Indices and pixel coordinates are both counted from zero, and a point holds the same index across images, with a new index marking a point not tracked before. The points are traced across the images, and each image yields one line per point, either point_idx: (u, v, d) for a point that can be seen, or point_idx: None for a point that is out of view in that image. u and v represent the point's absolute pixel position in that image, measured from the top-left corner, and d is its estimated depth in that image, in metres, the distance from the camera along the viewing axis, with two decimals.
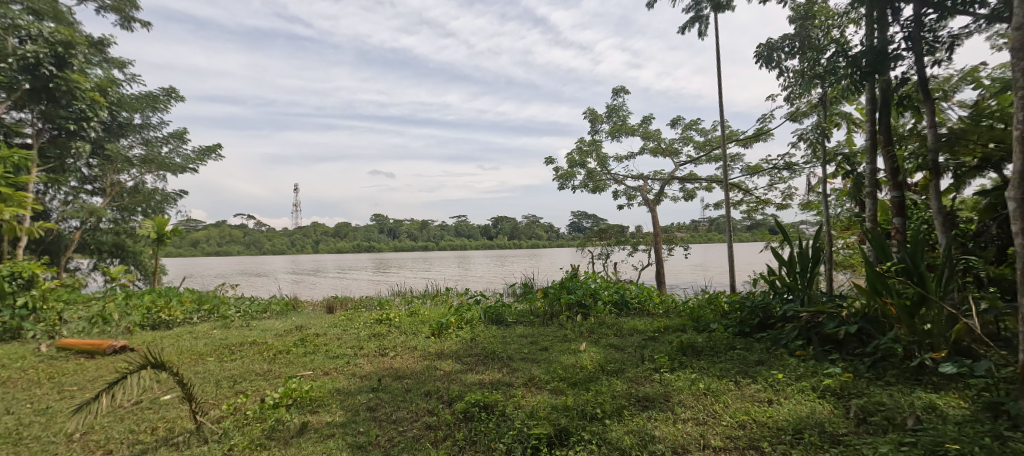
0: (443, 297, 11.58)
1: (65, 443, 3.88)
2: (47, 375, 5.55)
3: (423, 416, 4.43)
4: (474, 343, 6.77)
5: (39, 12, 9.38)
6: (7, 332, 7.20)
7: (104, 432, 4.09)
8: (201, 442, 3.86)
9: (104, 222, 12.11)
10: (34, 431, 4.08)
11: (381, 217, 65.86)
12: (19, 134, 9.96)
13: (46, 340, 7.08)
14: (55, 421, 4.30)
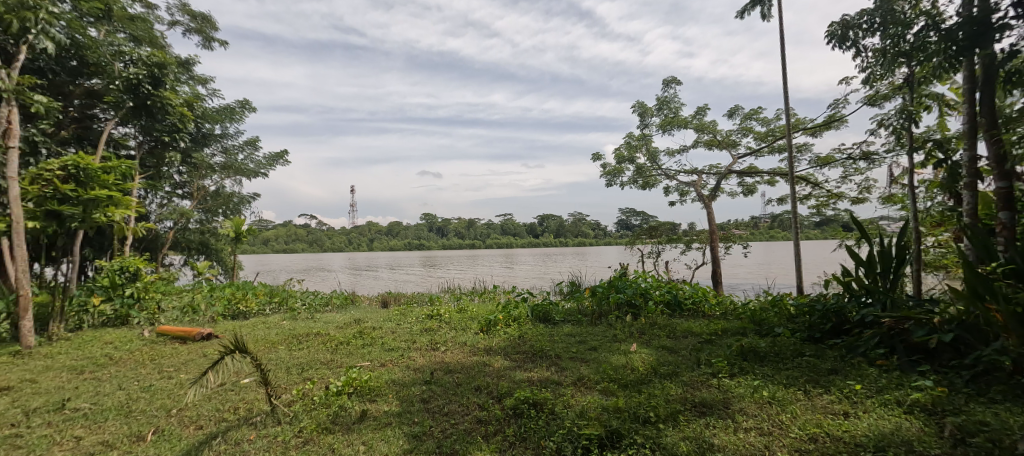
0: (490, 294, 11.66)
1: (164, 417, 4.29)
2: (149, 357, 6.16)
3: (474, 410, 4.45)
4: (523, 340, 6.72)
5: (139, 38, 10.47)
6: (117, 318, 8.21)
7: (196, 409, 4.47)
8: (275, 424, 4.12)
9: (191, 223, 13.29)
10: (141, 406, 4.53)
11: (430, 217, 67.80)
12: (125, 146, 11.04)
13: (144, 327, 7.90)
14: (158, 397, 4.75)
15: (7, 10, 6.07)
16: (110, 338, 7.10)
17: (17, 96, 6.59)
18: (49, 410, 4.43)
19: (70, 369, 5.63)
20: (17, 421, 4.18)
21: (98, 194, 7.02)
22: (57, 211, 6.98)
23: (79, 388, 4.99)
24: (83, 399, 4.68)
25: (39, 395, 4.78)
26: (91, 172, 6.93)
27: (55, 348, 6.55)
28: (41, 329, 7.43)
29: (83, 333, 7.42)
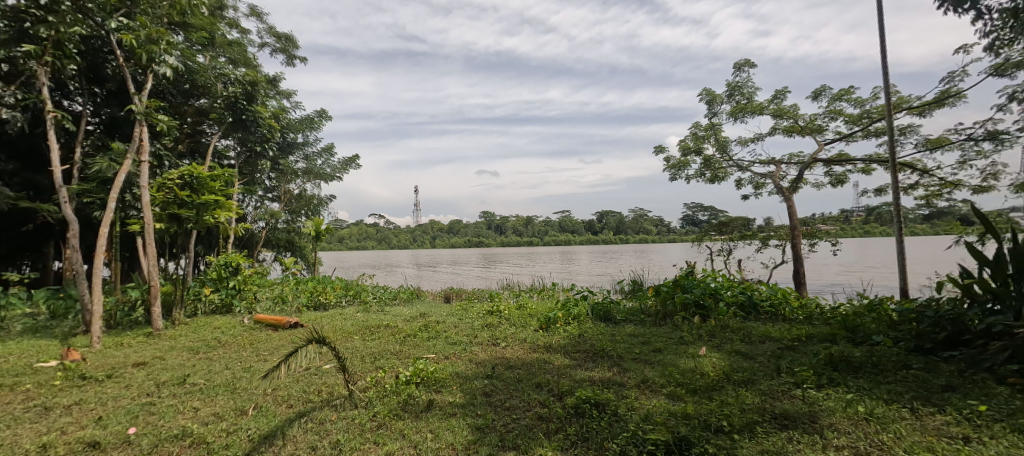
0: (550, 292, 11.55)
1: (262, 395, 4.66)
2: (249, 342, 6.76)
3: (535, 406, 4.36)
4: (583, 339, 6.54)
5: (236, 60, 11.54)
6: (224, 306, 9.21)
7: (286, 389, 4.80)
8: (353, 407, 4.32)
9: (280, 222, 14.55)
10: (244, 384, 4.96)
11: (489, 214, 68.88)
12: (225, 157, 12.35)
13: (244, 316, 8.74)
14: (258, 376, 5.18)
15: (138, 44, 6.88)
16: (218, 324, 7.93)
17: (146, 117, 7.42)
18: (174, 383, 4.99)
19: (189, 349, 6.34)
20: (151, 391, 4.75)
21: (207, 199, 7.83)
22: (176, 214, 7.93)
23: (194, 366, 5.58)
24: (199, 376, 5.22)
25: (167, 371, 5.41)
26: (200, 179, 7.76)
27: (177, 331, 7.43)
28: (166, 315, 8.49)
29: (198, 319, 8.37)
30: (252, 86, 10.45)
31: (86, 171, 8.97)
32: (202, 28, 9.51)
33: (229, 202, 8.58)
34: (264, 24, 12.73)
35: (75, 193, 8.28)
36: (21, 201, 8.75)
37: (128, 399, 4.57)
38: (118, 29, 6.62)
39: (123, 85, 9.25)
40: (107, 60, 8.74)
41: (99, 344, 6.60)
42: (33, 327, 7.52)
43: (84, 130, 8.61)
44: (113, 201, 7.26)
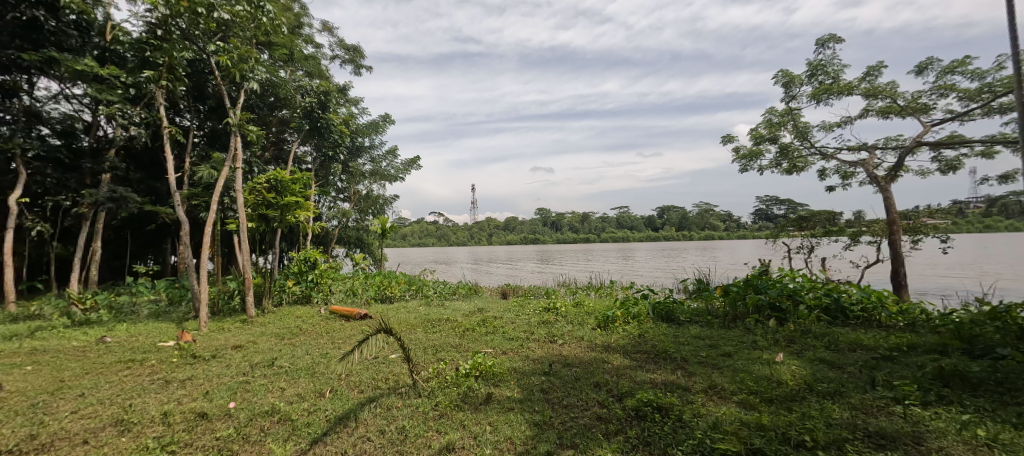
0: (608, 290, 11.19)
1: (337, 379, 4.89)
2: (325, 330, 7.19)
3: (593, 406, 4.19)
4: (644, 339, 6.21)
5: (311, 72, 12.28)
6: (303, 297, 9.91)
7: (358, 375, 5.00)
8: (416, 395, 4.41)
9: (350, 221, 15.39)
10: (322, 368, 5.23)
11: (544, 211, 68.59)
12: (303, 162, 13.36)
13: (321, 307, 9.33)
14: (334, 362, 5.45)
15: (231, 64, 7.54)
16: (300, 314, 8.51)
17: (239, 129, 8.08)
18: (264, 365, 5.38)
19: (276, 335, 6.86)
20: (247, 371, 5.17)
21: (289, 200, 8.42)
22: (264, 214, 8.62)
23: (281, 350, 6.01)
24: (284, 359, 5.61)
25: (259, 353, 5.87)
26: (283, 183, 8.37)
27: (266, 318, 8.10)
28: (257, 303, 9.30)
29: (283, 309, 9.07)
30: (325, 96, 11.12)
31: (193, 178, 10.10)
32: (283, 45, 10.25)
33: (307, 203, 9.20)
34: (334, 37, 13.49)
35: (185, 197, 9.31)
36: (145, 205, 10.00)
37: (228, 376, 5.00)
38: (215, 52, 7.29)
39: (221, 100, 10.27)
40: (208, 80, 9.65)
41: (205, 328, 7.35)
42: (155, 312, 8.52)
43: (191, 142, 9.64)
44: (214, 204, 8.06)
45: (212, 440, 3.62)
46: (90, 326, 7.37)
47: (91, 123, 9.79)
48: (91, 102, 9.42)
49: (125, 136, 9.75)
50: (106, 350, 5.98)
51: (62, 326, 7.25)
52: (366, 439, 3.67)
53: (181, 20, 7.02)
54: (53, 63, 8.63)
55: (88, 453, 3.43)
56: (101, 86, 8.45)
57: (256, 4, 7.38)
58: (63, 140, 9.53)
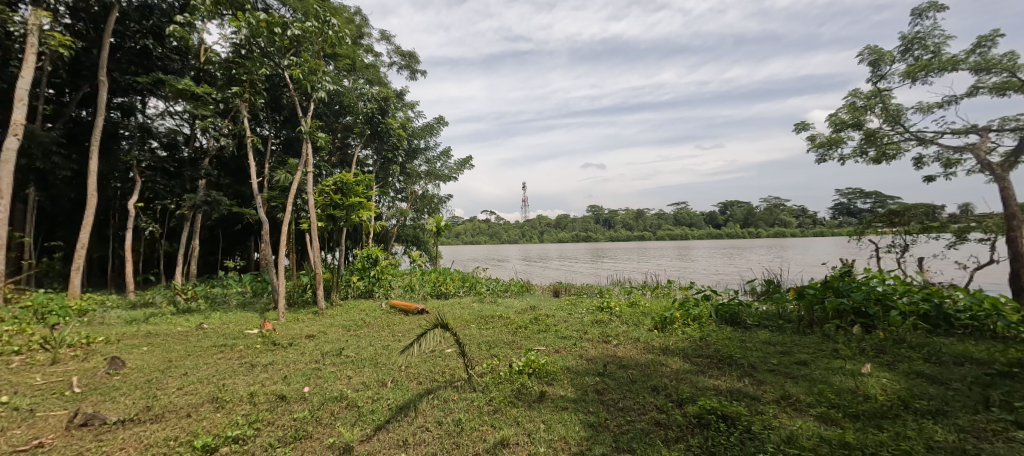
0: (665, 290, 10.68)
1: (397, 370, 4.99)
2: (386, 323, 7.44)
3: (650, 411, 3.94)
4: (706, 343, 5.80)
5: (371, 80, 12.77)
6: (366, 291, 10.36)
7: (416, 367, 5.07)
8: (471, 390, 4.38)
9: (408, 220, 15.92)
10: (383, 359, 5.37)
11: (597, 208, 67.27)
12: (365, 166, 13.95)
13: (382, 301, 9.71)
14: (394, 354, 5.59)
15: (303, 76, 8.03)
16: (364, 307, 8.90)
17: (310, 136, 8.52)
18: (333, 354, 5.63)
19: (343, 326, 7.19)
20: (318, 359, 5.43)
21: (353, 201, 8.81)
22: (331, 214, 9.08)
23: (348, 341, 6.27)
24: (350, 349, 5.84)
25: (329, 343, 6.17)
26: (347, 185, 8.78)
27: (335, 310, 8.55)
28: (326, 296, 9.86)
29: (349, 302, 9.54)
30: (384, 101, 11.54)
31: (272, 182, 10.88)
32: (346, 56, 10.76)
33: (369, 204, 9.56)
34: (392, 45, 13.97)
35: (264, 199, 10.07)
36: (233, 207, 10.93)
37: (303, 363, 5.29)
38: (289, 66, 7.79)
39: (294, 110, 11.03)
40: (284, 92, 10.36)
41: (284, 317, 7.88)
42: (242, 302, 9.28)
43: (270, 150, 10.42)
44: (290, 205, 8.56)
45: (291, 420, 3.82)
46: (190, 314, 8.14)
47: (188, 135, 10.84)
48: (189, 118, 10.46)
49: (216, 146, 10.60)
50: (204, 335, 6.56)
51: (169, 312, 8.07)
52: (425, 428, 3.70)
53: (260, 39, 7.60)
54: (160, 85, 9.72)
55: (191, 425, 3.75)
56: (197, 102, 9.34)
57: (323, 19, 7.86)
58: (168, 152, 10.77)
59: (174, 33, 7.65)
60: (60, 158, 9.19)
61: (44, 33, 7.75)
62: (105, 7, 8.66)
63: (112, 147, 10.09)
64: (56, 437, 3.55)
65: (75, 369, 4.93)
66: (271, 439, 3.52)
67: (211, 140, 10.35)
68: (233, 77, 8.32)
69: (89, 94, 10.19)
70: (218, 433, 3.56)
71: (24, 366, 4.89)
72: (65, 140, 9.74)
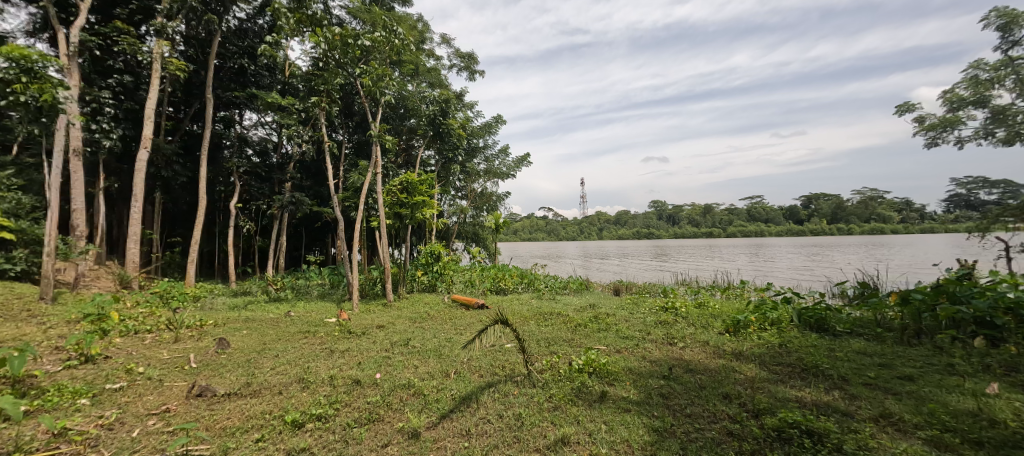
0: (738, 291, 9.97)
1: (459, 362, 5.09)
2: (449, 317, 7.65)
3: (722, 419, 3.68)
4: (786, 350, 5.31)
5: (433, 83, 13.15)
6: (430, 285, 10.74)
7: (478, 360, 5.13)
8: (531, 385, 4.35)
9: (468, 217, 16.28)
10: (447, 351, 5.51)
11: (660, 204, 64.53)
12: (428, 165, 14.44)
13: (445, 295, 10.02)
14: (457, 347, 5.70)
15: (372, 84, 8.45)
16: (428, 300, 9.24)
17: (378, 139, 8.93)
18: (400, 344, 5.87)
19: (410, 318, 7.50)
20: (388, 347, 5.69)
21: (417, 200, 9.14)
22: (398, 213, 9.51)
23: (413, 332, 6.52)
24: (416, 340, 6.06)
25: (397, 333, 6.45)
26: (412, 184, 9.13)
27: (402, 303, 8.96)
28: (394, 290, 10.36)
29: (414, 295, 9.95)
30: (446, 103, 11.86)
31: (346, 183, 11.61)
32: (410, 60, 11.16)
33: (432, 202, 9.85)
34: (452, 47, 14.29)
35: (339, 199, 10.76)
36: (313, 206, 11.80)
37: (374, 351, 5.57)
38: (360, 75, 8.24)
39: (364, 116, 11.71)
40: (355, 98, 11.01)
41: (357, 308, 8.39)
42: (322, 293, 10.01)
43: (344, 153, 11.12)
44: (361, 203, 9.02)
45: (364, 403, 4.02)
46: (279, 302, 8.93)
47: (276, 143, 11.88)
48: (276, 127, 11.48)
49: (298, 151, 11.48)
50: (290, 321, 7.15)
51: (262, 300, 8.93)
52: (487, 420, 3.73)
53: (336, 52, 8.06)
54: (252, 98, 10.71)
55: (281, 401, 4.08)
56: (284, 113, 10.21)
57: (390, 28, 8.22)
58: (261, 158, 12.02)
59: (264, 51, 8.37)
60: (178, 167, 10.49)
61: (164, 59, 8.81)
62: (210, 32, 9.70)
63: (218, 156, 11.42)
64: (179, 404, 4.03)
65: (191, 347, 5.56)
66: (348, 419, 3.74)
67: (295, 147, 11.26)
68: (313, 88, 8.94)
69: (198, 109, 11.53)
70: (304, 410, 3.84)
71: (154, 342, 5.62)
72: (182, 151, 11.11)
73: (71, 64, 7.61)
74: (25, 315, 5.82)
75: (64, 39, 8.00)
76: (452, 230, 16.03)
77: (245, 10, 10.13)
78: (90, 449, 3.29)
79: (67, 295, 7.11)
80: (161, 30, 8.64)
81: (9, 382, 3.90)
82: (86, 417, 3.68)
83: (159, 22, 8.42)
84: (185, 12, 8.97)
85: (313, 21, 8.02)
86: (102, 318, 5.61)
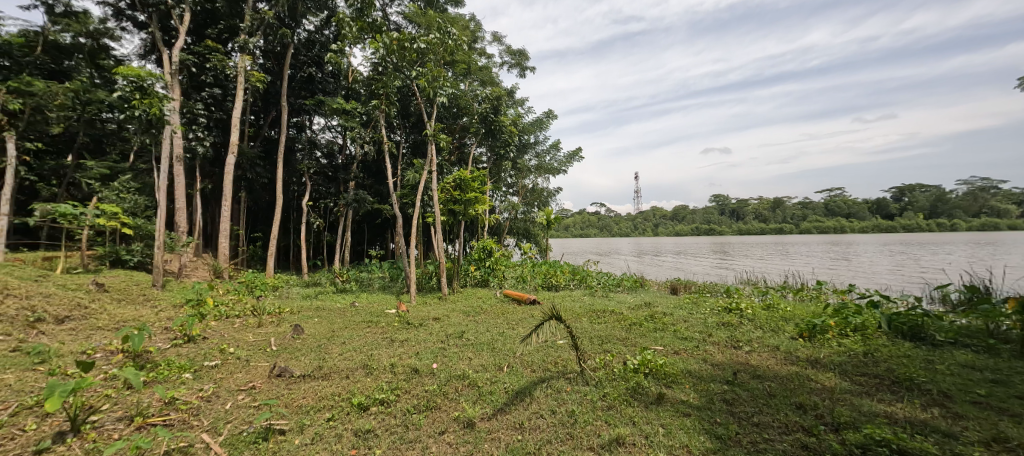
0: (813, 292, 9.24)
1: (513, 357, 5.21)
2: (501, 311, 7.82)
3: (795, 432, 3.50)
4: (872, 360, 4.83)
5: (485, 81, 13.38)
6: (482, 280, 10.98)
7: (531, 356, 5.22)
8: (585, 383, 4.38)
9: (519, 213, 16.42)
10: (500, 345, 5.66)
11: (721, 197, 61.16)
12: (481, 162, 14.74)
13: (497, 290, 10.22)
14: (510, 341, 5.83)
15: (427, 85, 8.76)
16: (481, 295, 9.49)
17: (433, 138, 9.24)
18: (456, 336, 6.11)
19: (464, 312, 7.75)
20: (443, 339, 5.94)
21: (470, 197, 9.40)
22: (451, 209, 9.85)
23: (468, 325, 6.75)
24: (470, 333, 6.27)
25: (452, 326, 6.72)
26: (465, 181, 9.37)
27: (456, 297, 9.27)
28: (448, 284, 10.73)
29: (467, 290, 10.24)
30: (497, 100, 11.96)
31: (403, 181, 12.16)
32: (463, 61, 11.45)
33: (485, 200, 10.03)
34: (503, 45, 14.41)
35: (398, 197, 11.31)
36: (374, 204, 12.46)
37: (431, 342, 5.84)
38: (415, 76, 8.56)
39: (420, 117, 12.14)
40: (411, 100, 11.48)
41: (415, 300, 8.80)
42: (383, 286, 10.58)
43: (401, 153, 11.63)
44: (418, 201, 9.38)
45: (423, 391, 4.25)
46: (345, 293, 9.59)
47: (341, 145, 12.72)
48: (341, 130, 12.26)
49: (361, 152, 12.15)
50: (355, 311, 7.65)
51: (331, 291, 9.63)
52: (540, 415, 3.82)
53: (393, 56, 8.46)
54: (320, 104, 11.42)
55: (349, 386, 4.42)
56: (348, 116, 10.87)
57: (444, 30, 8.49)
58: (328, 160, 12.96)
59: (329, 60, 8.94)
60: (260, 169, 11.54)
61: (246, 72, 9.69)
62: (284, 45, 10.54)
63: (291, 159, 12.41)
64: (263, 383, 4.48)
65: (271, 332, 6.14)
66: (408, 406, 3.98)
67: (358, 148, 11.91)
68: (373, 92, 9.44)
69: (275, 116, 12.57)
70: (369, 395, 4.14)
71: (242, 326, 6.27)
72: (263, 154, 12.27)
73: (173, 81, 8.60)
74: (141, 298, 6.75)
75: (167, 59, 9.05)
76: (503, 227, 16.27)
77: (313, 23, 10.88)
78: (193, 417, 3.76)
79: (172, 283, 8.11)
80: (243, 46, 9.52)
81: (131, 356, 4.56)
82: (189, 390, 4.21)
83: (242, 39, 9.31)
84: (264, 29, 9.82)
85: (372, 28, 8.45)
86: (200, 303, 6.36)
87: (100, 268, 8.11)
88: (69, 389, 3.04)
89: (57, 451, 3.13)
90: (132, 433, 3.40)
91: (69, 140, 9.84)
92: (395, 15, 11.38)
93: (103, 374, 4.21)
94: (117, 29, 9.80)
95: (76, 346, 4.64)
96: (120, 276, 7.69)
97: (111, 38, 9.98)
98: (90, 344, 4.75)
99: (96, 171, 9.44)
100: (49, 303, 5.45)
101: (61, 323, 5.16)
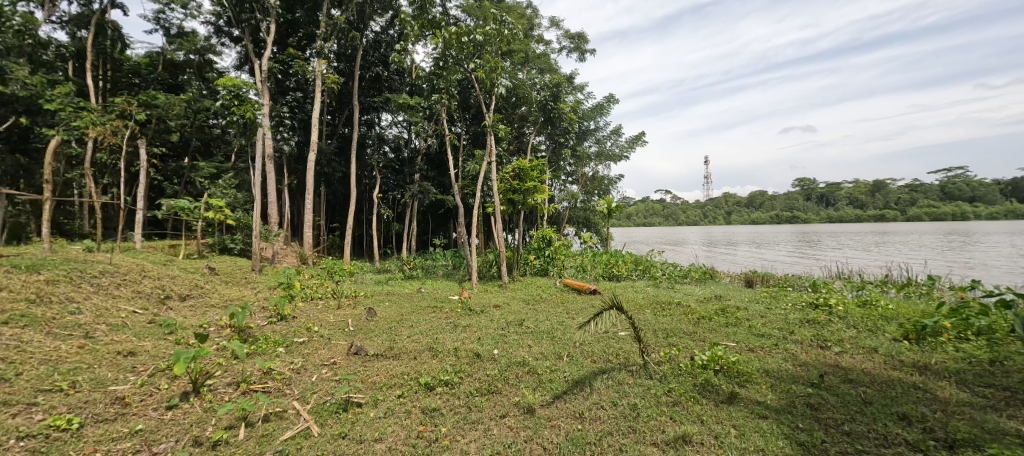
0: (921, 290, 8.22)
1: (573, 346, 5.31)
2: (562, 300, 7.93)
3: (896, 445, 3.27)
4: (1002, 370, 4.27)
5: (543, 68, 13.30)
6: (541, 269, 11.10)
7: (591, 347, 5.27)
8: (649, 376, 4.38)
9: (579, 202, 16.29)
10: (560, 334, 5.77)
11: (807, 182, 55.85)
12: (540, 151, 14.79)
13: (556, 279, 10.30)
14: (570, 330, 5.92)
15: (485, 76, 8.92)
16: (541, 284, 9.63)
17: (491, 129, 9.33)
18: (517, 323, 6.32)
19: (525, 300, 7.95)
20: (505, 326, 6.18)
21: (530, 186, 9.53)
22: (511, 199, 10.03)
23: (528, 313, 6.95)
24: (530, 321, 6.45)
25: (513, 313, 6.96)
26: (524, 171, 9.49)
27: (517, 285, 9.50)
28: (509, 272, 11.00)
29: (527, 278, 10.44)
30: (556, 88, 11.87)
31: (463, 172, 12.55)
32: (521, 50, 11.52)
33: (543, 189, 10.07)
34: (561, 30, 14.24)
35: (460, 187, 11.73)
36: (438, 195, 12.97)
37: (493, 328, 6.10)
38: (474, 69, 8.73)
39: (480, 109, 12.44)
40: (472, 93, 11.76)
41: (477, 287, 9.15)
42: (447, 273, 11.08)
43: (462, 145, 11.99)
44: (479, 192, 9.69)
45: (486, 375, 4.49)
46: (412, 280, 10.19)
47: (407, 139, 13.39)
48: (406, 125, 12.89)
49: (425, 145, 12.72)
50: (422, 296, 8.17)
51: (401, 278, 10.28)
52: (601, 406, 3.89)
53: (453, 49, 8.72)
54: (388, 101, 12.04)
55: (418, 366, 4.77)
56: (414, 111, 11.37)
57: (501, 20, 8.55)
58: (395, 154, 13.67)
59: (396, 58, 9.39)
60: (335, 164, 12.49)
61: (323, 75, 10.46)
62: (354, 46, 11.23)
63: (363, 154, 13.29)
64: (343, 360, 4.96)
65: (349, 313, 6.75)
66: (471, 388, 4.24)
67: (422, 141, 12.44)
68: (435, 86, 9.77)
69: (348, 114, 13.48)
70: (436, 376, 4.45)
71: (325, 308, 6.95)
72: (338, 150, 13.23)
73: (263, 87, 9.54)
74: (244, 280, 7.68)
75: (258, 67, 10.02)
76: (563, 216, 16.29)
77: (380, 23, 11.48)
78: (286, 386, 4.30)
79: (268, 267, 9.12)
80: (320, 51, 10.30)
81: (237, 331, 5.25)
82: (283, 362, 4.80)
83: (318, 44, 10.09)
84: (336, 33, 10.60)
85: (433, 24, 8.77)
86: (290, 286, 7.12)
87: (211, 254, 9.34)
88: (190, 356, 3.56)
89: (184, 408, 3.74)
90: (239, 397, 3.95)
91: (183, 144, 11.30)
92: (455, 10, 11.69)
93: (216, 346, 4.91)
94: (218, 44, 10.99)
95: (195, 321, 5.43)
96: (227, 262, 8.79)
97: (213, 52, 11.20)
98: (205, 319, 5.53)
99: (205, 170, 10.79)
100: (174, 283, 6.40)
101: (184, 300, 6.06)
